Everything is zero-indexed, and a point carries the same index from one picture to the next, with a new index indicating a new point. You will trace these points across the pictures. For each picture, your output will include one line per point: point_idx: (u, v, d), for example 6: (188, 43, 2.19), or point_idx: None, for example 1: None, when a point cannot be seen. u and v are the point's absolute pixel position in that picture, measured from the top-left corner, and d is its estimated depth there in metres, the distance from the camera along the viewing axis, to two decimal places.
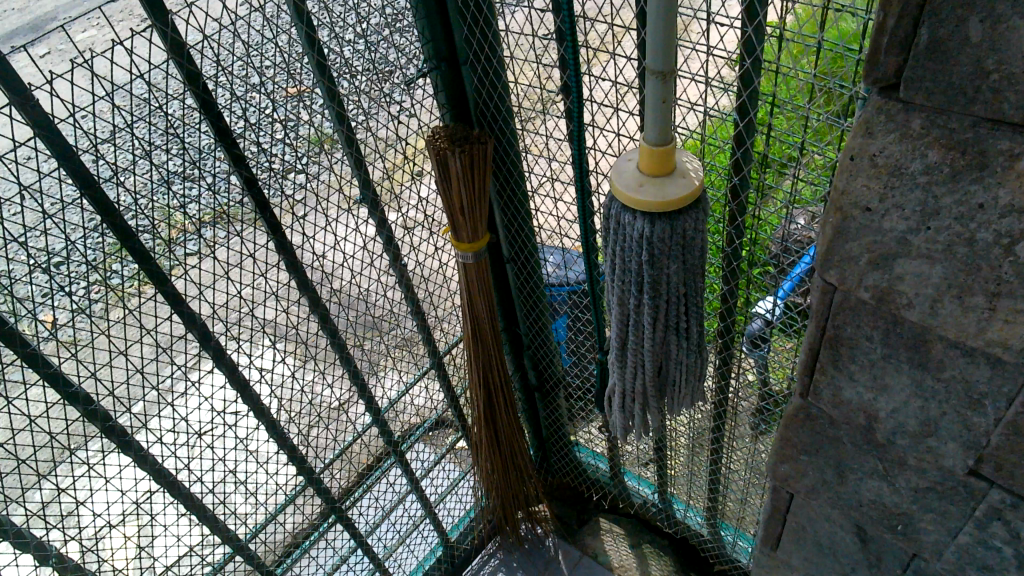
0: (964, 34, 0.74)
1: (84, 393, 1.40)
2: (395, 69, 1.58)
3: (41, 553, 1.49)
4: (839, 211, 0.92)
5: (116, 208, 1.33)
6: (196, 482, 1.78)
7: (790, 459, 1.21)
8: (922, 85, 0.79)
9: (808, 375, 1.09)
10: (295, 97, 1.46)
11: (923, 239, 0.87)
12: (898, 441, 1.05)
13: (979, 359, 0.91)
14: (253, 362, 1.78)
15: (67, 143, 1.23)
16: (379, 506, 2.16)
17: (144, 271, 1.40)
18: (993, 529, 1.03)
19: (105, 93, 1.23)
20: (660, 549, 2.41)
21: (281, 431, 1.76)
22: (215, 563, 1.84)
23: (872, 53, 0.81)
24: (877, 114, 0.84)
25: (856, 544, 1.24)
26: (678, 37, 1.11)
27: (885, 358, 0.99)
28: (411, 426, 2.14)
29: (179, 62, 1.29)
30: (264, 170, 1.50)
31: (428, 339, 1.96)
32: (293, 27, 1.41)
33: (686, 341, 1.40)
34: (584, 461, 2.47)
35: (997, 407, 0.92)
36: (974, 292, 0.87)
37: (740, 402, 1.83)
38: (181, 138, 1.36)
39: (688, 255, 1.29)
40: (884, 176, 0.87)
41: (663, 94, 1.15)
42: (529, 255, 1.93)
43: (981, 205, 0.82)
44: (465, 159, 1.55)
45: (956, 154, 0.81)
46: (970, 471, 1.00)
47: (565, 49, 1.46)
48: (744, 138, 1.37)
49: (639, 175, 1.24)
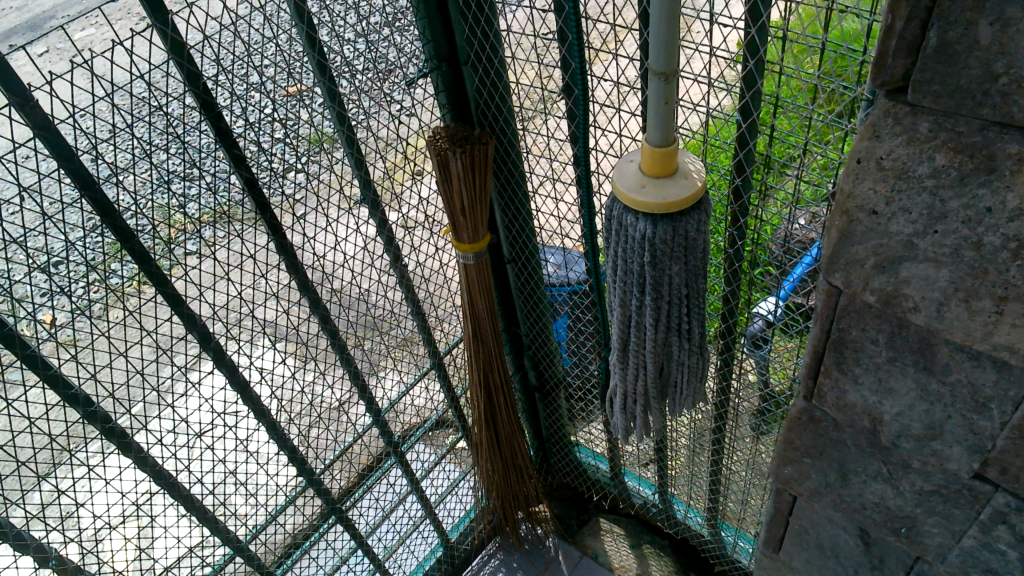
0: (974, 37, 0.74)
1: (84, 394, 1.39)
2: (395, 68, 1.57)
3: (41, 555, 1.48)
4: (845, 214, 0.92)
5: (116, 209, 1.32)
6: (196, 483, 1.78)
7: (793, 462, 1.21)
8: (930, 88, 0.79)
9: (811, 377, 1.09)
10: (295, 97, 1.46)
11: (930, 242, 0.87)
12: (903, 445, 1.04)
13: (985, 363, 0.90)
14: (253, 362, 1.77)
15: (66, 143, 1.22)
16: (379, 506, 2.16)
17: (144, 271, 1.39)
18: (998, 532, 1.02)
19: (105, 93, 1.22)
20: (661, 550, 2.40)
21: (282, 432, 1.75)
22: (215, 564, 1.84)
23: (880, 56, 0.80)
24: (885, 117, 0.83)
25: (859, 546, 1.24)
26: (680, 38, 1.10)
27: (891, 362, 0.98)
28: (412, 426, 2.13)
29: (179, 62, 1.28)
30: (264, 170, 1.49)
31: (428, 340, 1.96)
32: (293, 26, 1.40)
33: (688, 342, 1.40)
34: (584, 462, 2.46)
35: (1003, 411, 0.92)
36: (981, 296, 0.86)
37: (742, 403, 1.82)
38: (181, 138, 1.35)
39: (690, 257, 1.28)
40: (891, 179, 0.86)
41: (665, 94, 1.14)
42: (530, 255, 1.92)
43: (989, 209, 0.81)
44: (467, 159, 1.54)
45: (965, 158, 0.80)
46: (975, 474, 1.00)
47: (567, 48, 1.45)
48: (746, 139, 1.37)
49: (641, 176, 1.24)
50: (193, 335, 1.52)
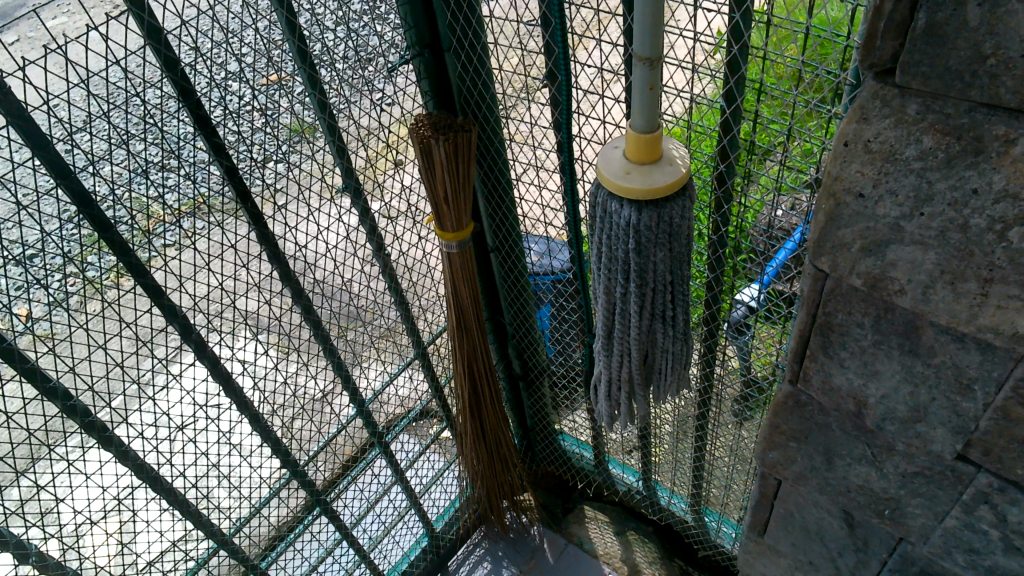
0: (962, 18, 0.74)
1: (62, 388, 1.36)
2: (376, 56, 1.55)
3: (20, 552, 1.45)
4: (832, 197, 0.92)
5: (93, 199, 1.29)
6: (178, 477, 1.75)
7: (778, 447, 1.22)
8: (919, 69, 0.79)
9: (798, 362, 1.10)
10: (275, 85, 1.43)
11: (916, 225, 0.87)
12: (888, 428, 1.05)
13: (969, 344, 0.91)
14: (235, 355, 1.74)
15: (40, 132, 1.19)
16: (364, 497, 2.15)
17: (122, 262, 1.36)
18: (980, 512, 1.04)
19: (80, 80, 1.18)
20: (645, 536, 2.42)
21: (265, 424, 1.74)
22: (199, 559, 1.81)
23: (869, 37, 0.81)
24: (873, 99, 0.84)
25: (843, 529, 1.26)
26: (665, 23, 1.09)
27: (876, 345, 0.99)
28: (396, 416, 2.11)
29: (155, 48, 1.25)
30: (244, 160, 1.46)
31: (411, 330, 1.94)
32: (274, 12, 1.37)
33: (672, 329, 1.41)
34: (569, 450, 2.48)
35: (986, 392, 0.93)
36: (966, 279, 0.87)
37: (724, 389, 1.84)
38: (159, 126, 1.32)
39: (674, 243, 1.29)
40: (878, 162, 0.87)
41: (650, 81, 1.14)
42: (513, 244, 1.92)
43: (975, 190, 0.82)
44: (449, 147, 1.53)
45: (952, 139, 0.81)
46: (958, 455, 1.01)
47: (550, 35, 1.44)
48: (730, 126, 1.37)
49: (626, 162, 1.23)
50: (173, 328, 1.49)
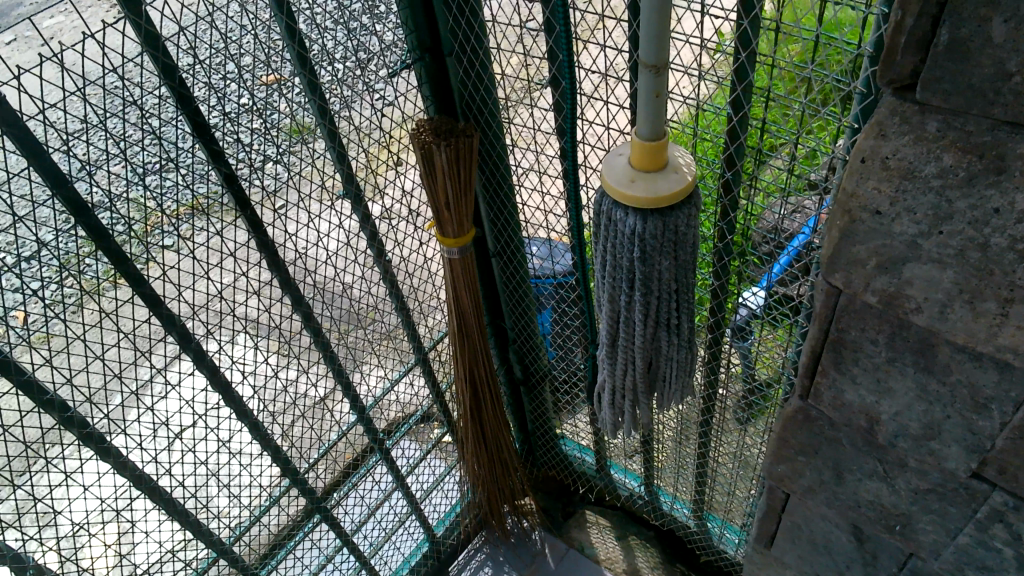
0: (986, 35, 0.72)
1: (60, 399, 1.34)
2: (374, 58, 1.52)
3: (18, 564, 1.43)
4: (847, 213, 0.90)
5: (89, 207, 1.27)
6: (176, 486, 1.73)
7: (787, 460, 1.20)
8: (940, 86, 0.77)
9: (808, 377, 1.08)
10: (274, 86, 1.40)
11: (934, 242, 0.85)
12: (900, 444, 1.03)
13: (986, 364, 0.89)
14: (234, 362, 1.72)
15: (35, 140, 1.16)
16: (364, 504, 2.11)
17: (119, 270, 1.34)
18: (994, 530, 1.02)
19: (76, 89, 1.16)
20: (647, 541, 2.41)
21: (264, 431, 1.72)
22: (199, 567, 1.79)
23: (888, 53, 0.79)
24: (892, 116, 0.82)
25: (852, 542, 1.24)
26: (670, 30, 1.07)
27: (889, 362, 0.97)
28: (397, 422, 2.10)
29: (153, 54, 1.22)
30: (244, 167, 1.44)
31: (412, 335, 1.92)
32: (273, 16, 1.35)
33: (677, 337, 1.38)
34: (570, 454, 2.46)
35: (1003, 412, 0.91)
36: (986, 298, 0.85)
37: (729, 395, 1.82)
38: (156, 132, 1.30)
39: (680, 252, 1.27)
40: (895, 179, 0.85)
41: (655, 88, 1.12)
42: (515, 249, 1.90)
43: (996, 210, 0.80)
44: (451, 153, 1.50)
45: (973, 158, 0.79)
46: (972, 473, 0.99)
47: (553, 41, 1.41)
48: (737, 133, 1.34)
49: (631, 170, 1.21)
50: (172, 336, 1.47)
